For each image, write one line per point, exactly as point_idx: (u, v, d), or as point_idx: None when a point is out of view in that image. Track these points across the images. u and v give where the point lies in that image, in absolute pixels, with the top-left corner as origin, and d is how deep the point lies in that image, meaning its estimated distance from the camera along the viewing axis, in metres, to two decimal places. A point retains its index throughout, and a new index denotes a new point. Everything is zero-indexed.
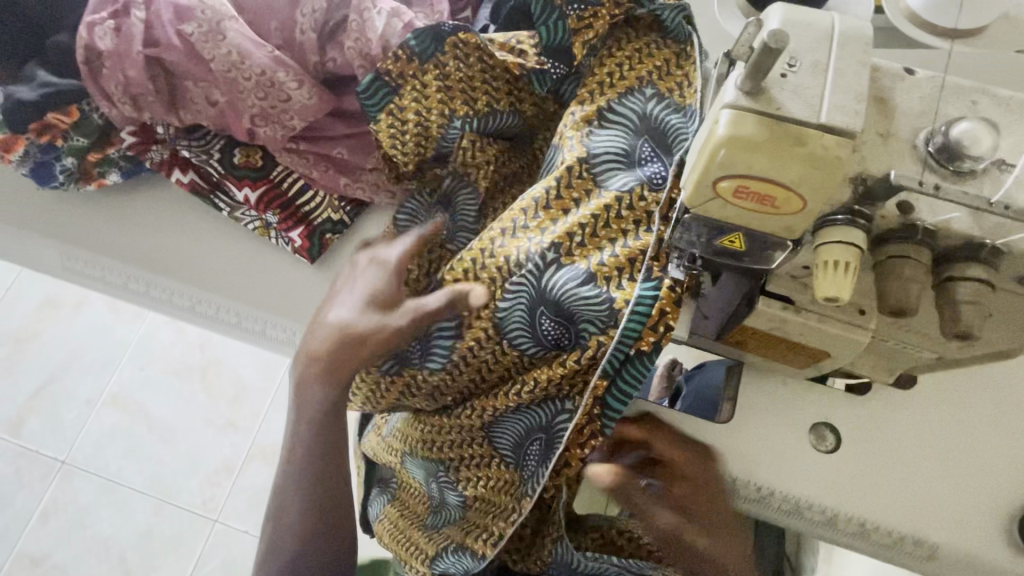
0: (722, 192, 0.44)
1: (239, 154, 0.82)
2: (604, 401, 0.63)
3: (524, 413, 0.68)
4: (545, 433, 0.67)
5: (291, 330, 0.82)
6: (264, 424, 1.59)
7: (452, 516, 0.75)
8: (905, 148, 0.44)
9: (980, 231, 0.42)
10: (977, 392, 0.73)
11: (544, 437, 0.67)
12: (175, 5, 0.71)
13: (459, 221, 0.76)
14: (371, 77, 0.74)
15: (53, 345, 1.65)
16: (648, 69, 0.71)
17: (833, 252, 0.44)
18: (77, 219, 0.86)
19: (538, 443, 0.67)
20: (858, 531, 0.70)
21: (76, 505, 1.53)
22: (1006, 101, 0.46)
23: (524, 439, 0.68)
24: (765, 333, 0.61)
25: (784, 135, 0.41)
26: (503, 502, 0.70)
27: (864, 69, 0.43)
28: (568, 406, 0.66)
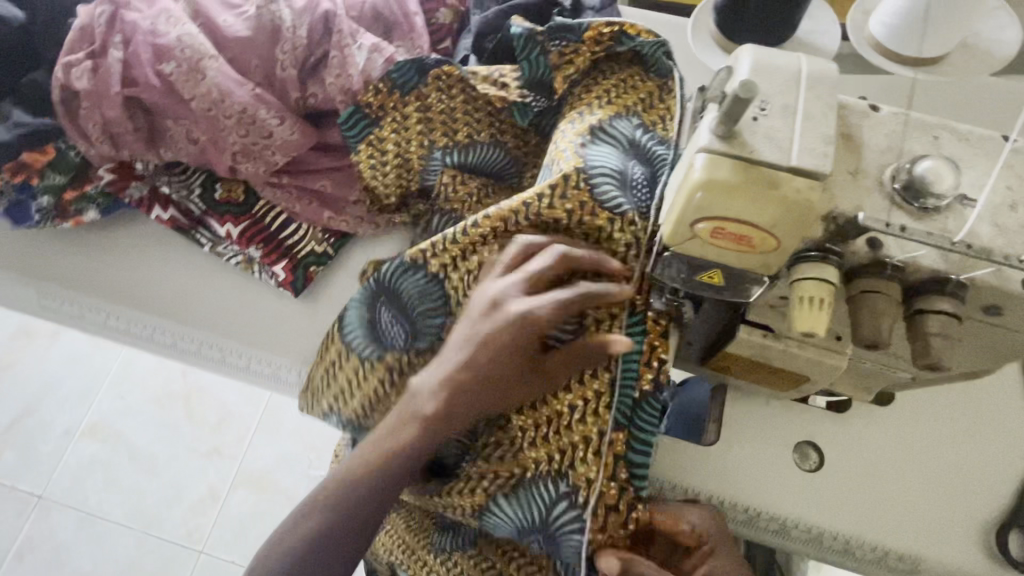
0: (700, 233, 0.45)
1: (220, 189, 0.82)
2: (628, 458, 0.63)
3: (520, 506, 0.65)
4: (542, 532, 0.65)
5: (276, 364, 0.81)
6: (250, 449, 1.56)
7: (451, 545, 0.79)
8: (873, 185, 0.46)
9: (947, 266, 0.44)
10: (952, 406, 0.76)
11: (545, 535, 0.65)
12: (154, 44, 0.71)
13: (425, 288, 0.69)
14: (352, 108, 0.75)
15: (27, 376, 1.61)
16: (634, 100, 0.71)
17: (808, 288, 0.45)
18: (56, 255, 0.85)
19: (537, 541, 0.66)
20: (843, 547, 0.71)
21: (54, 541, 1.48)
22: (965, 136, 0.48)
23: (521, 532, 0.67)
24: (748, 359, 0.62)
25: (757, 178, 0.42)
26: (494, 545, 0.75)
27: (831, 110, 0.45)
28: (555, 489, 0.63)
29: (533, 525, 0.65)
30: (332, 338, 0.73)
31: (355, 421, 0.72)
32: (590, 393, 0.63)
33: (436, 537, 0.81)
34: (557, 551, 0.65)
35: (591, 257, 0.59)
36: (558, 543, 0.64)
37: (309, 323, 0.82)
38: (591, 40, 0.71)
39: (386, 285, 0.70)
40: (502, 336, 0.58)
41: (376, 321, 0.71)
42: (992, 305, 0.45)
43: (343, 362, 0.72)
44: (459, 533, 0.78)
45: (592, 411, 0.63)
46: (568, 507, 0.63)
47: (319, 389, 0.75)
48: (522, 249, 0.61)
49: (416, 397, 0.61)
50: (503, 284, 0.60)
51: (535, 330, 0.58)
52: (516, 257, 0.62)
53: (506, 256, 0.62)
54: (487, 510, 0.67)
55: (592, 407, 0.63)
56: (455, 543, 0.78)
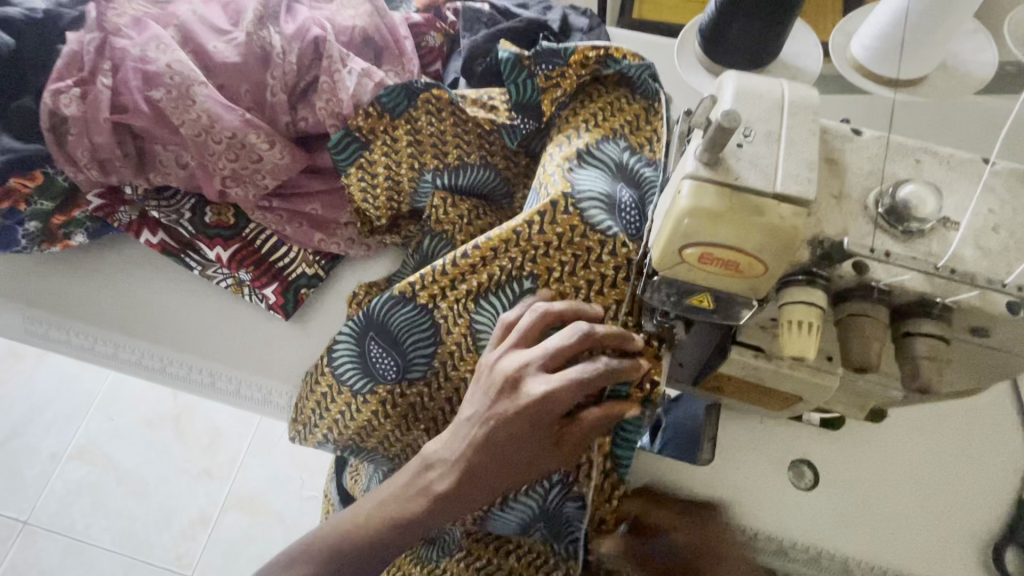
0: (688, 258, 0.45)
1: (210, 212, 0.81)
2: (613, 455, 0.67)
3: (519, 506, 0.70)
4: (546, 518, 0.71)
5: (268, 389, 0.80)
6: (241, 470, 1.54)
7: (443, 552, 0.77)
8: (857, 208, 0.47)
9: (933, 288, 0.44)
10: (943, 421, 0.76)
11: (548, 520, 0.71)
12: (143, 71, 0.70)
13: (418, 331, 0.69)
14: (342, 132, 0.75)
15: (14, 399, 1.58)
16: (621, 123, 0.72)
17: (797, 312, 0.45)
18: (45, 280, 0.84)
19: (541, 527, 0.72)
20: (842, 567, 0.71)
21: (39, 569, 1.44)
22: (946, 158, 0.49)
23: (524, 526, 0.72)
24: (738, 378, 0.62)
25: (744, 205, 0.43)
26: (488, 555, 0.75)
27: (814, 136, 0.46)
28: (557, 480, 0.69)
29: (533, 517, 0.71)
30: (323, 368, 0.72)
31: (350, 445, 0.74)
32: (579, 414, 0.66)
33: (421, 548, 0.79)
34: (561, 531, 0.72)
35: (613, 330, 0.56)
36: (562, 523, 0.71)
37: (300, 346, 0.81)
38: (578, 63, 0.72)
39: (374, 319, 0.69)
40: (524, 419, 0.54)
41: (366, 354, 0.70)
42: (977, 326, 0.45)
43: (335, 395, 0.71)
44: (446, 541, 0.78)
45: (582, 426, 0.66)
46: (564, 489, 0.69)
47: (310, 418, 0.74)
48: (540, 318, 0.58)
49: (430, 470, 0.58)
50: (522, 361, 0.56)
51: (558, 410, 0.54)
52: (531, 327, 0.58)
53: (522, 325, 0.58)
54: (488, 516, 0.71)
55: None
56: (443, 550, 0.77)
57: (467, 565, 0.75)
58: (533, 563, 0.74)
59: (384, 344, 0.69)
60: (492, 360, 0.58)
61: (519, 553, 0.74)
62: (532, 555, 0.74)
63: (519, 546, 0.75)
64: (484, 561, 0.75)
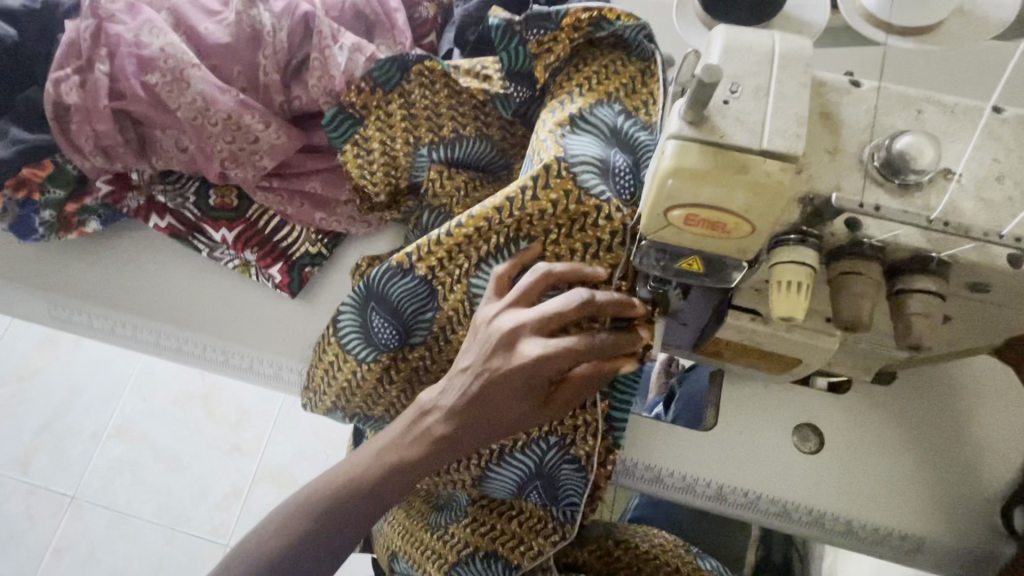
0: (674, 220, 0.45)
1: (213, 195, 0.83)
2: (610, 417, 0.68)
3: (513, 465, 0.71)
4: (541, 477, 0.71)
5: (277, 365, 0.83)
6: (269, 446, 1.61)
7: (452, 518, 0.80)
8: (851, 163, 0.45)
9: (928, 244, 0.43)
10: (954, 382, 0.74)
11: (544, 480, 0.71)
12: (138, 56, 0.72)
13: (416, 302, 0.70)
14: (335, 110, 0.75)
15: (55, 383, 1.66)
16: (616, 85, 0.70)
17: (786, 272, 0.44)
18: (64, 266, 0.87)
19: (537, 489, 0.72)
20: (844, 528, 0.71)
21: (88, 539, 1.53)
22: (949, 108, 0.47)
23: (522, 487, 0.72)
24: (737, 343, 0.62)
25: (728, 162, 0.42)
26: (493, 521, 0.76)
27: (804, 90, 0.44)
28: (553, 441, 0.69)
29: (528, 478, 0.71)
30: (328, 339, 0.74)
31: (358, 413, 0.77)
32: None
33: (432, 516, 0.82)
34: (558, 492, 0.71)
35: (615, 299, 0.57)
36: (559, 483, 0.71)
37: (305, 322, 0.83)
38: (570, 25, 0.70)
39: (374, 290, 0.70)
40: (517, 375, 0.56)
41: (368, 325, 0.71)
42: (977, 281, 0.44)
43: (341, 363, 0.73)
44: (454, 506, 0.81)
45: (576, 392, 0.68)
46: (558, 450, 0.70)
47: (319, 386, 0.76)
48: (541, 279, 0.59)
49: (431, 415, 0.60)
50: (520, 319, 0.57)
51: (552, 371, 0.56)
52: (532, 287, 0.60)
53: (522, 284, 0.60)
54: (486, 476, 0.72)
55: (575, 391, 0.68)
56: (451, 517, 0.80)
57: (472, 530, 0.77)
58: (535, 528, 0.74)
59: (385, 315, 0.70)
60: (488, 317, 0.60)
61: (522, 518, 0.75)
62: (534, 520, 0.74)
63: (520, 510, 0.76)
64: (489, 526, 0.76)
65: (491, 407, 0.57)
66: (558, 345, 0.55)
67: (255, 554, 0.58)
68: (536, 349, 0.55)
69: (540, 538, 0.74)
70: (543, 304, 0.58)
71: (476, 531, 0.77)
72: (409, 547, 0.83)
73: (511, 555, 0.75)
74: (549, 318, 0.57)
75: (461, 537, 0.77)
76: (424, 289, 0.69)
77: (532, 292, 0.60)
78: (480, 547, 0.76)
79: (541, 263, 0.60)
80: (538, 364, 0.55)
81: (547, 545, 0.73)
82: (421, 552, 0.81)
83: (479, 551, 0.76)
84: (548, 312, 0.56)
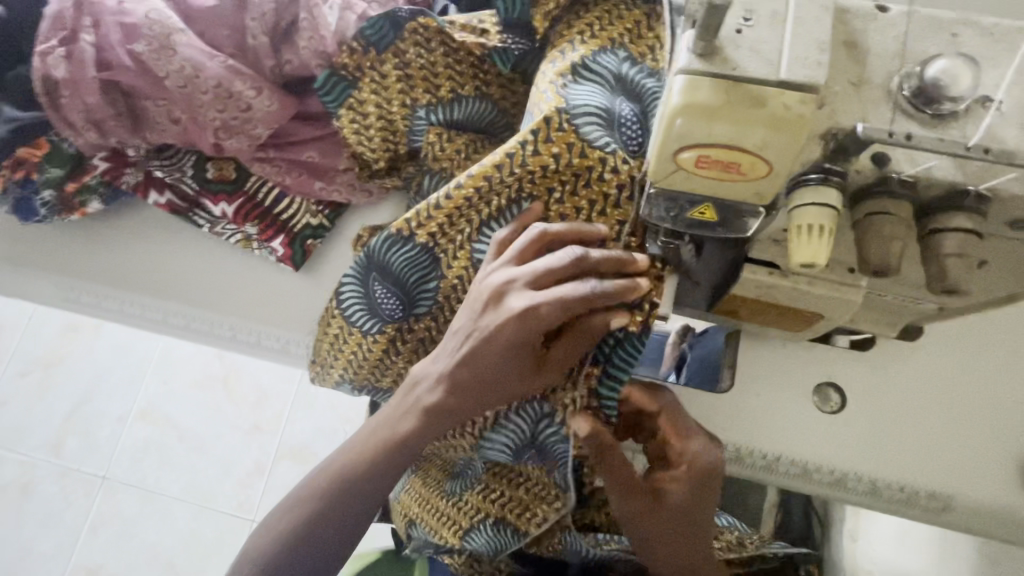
0: (684, 163, 0.42)
1: (211, 169, 0.81)
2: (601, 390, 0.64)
3: (507, 432, 0.69)
4: (536, 446, 0.68)
5: (284, 340, 0.82)
6: (289, 423, 1.63)
7: (465, 485, 0.79)
8: (878, 94, 0.41)
9: (964, 177, 0.39)
10: (980, 336, 0.71)
11: (539, 448, 0.68)
12: (122, 24, 0.70)
13: (404, 269, 0.68)
14: (327, 72, 0.72)
15: (80, 368, 1.70)
16: (621, 30, 0.66)
17: (805, 216, 0.41)
18: (69, 247, 0.86)
19: (535, 457, 0.69)
20: (868, 488, 0.69)
21: (121, 517, 1.58)
22: (987, 30, 0.43)
23: (519, 455, 0.70)
24: (754, 299, 0.59)
25: (741, 95, 0.38)
26: (504, 488, 0.75)
27: (826, 13, 0.40)
28: (546, 410, 0.67)
29: (524, 445, 0.69)
30: (332, 311, 0.72)
31: (367, 385, 0.76)
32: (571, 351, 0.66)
33: (446, 484, 0.82)
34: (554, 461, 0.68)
35: (612, 257, 0.56)
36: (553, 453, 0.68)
37: (310, 296, 0.82)
38: None
39: (375, 259, 0.68)
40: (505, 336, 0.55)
41: (371, 294, 0.69)
42: (1017, 218, 0.40)
43: (346, 334, 0.72)
44: (468, 473, 0.80)
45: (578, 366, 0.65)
46: (550, 417, 0.67)
47: (327, 359, 0.75)
48: (535, 241, 0.58)
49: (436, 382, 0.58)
50: (508, 278, 0.57)
51: (539, 329, 0.55)
52: (527, 249, 0.58)
53: (517, 245, 0.59)
54: (483, 445, 0.71)
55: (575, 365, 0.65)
56: (465, 483, 0.79)
57: (485, 496, 0.76)
58: (539, 494, 0.72)
59: (389, 284, 0.68)
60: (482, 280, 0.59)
61: (528, 485, 0.73)
62: (538, 486, 0.72)
63: (527, 478, 0.74)
64: (501, 493, 0.76)
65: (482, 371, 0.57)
66: (544, 305, 0.54)
67: (273, 525, 0.59)
68: (523, 306, 0.55)
69: (545, 504, 0.72)
70: (538, 262, 0.57)
71: (488, 500, 0.76)
72: (428, 513, 0.83)
73: (520, 523, 0.74)
74: (541, 277, 0.56)
75: (473, 503, 0.77)
76: (413, 254, 0.67)
77: (526, 253, 0.58)
78: (491, 513, 0.76)
79: (534, 225, 0.58)
80: (524, 324, 0.55)
81: (551, 510, 0.71)
82: (440, 518, 0.81)
83: (493, 517, 0.76)
84: (540, 271, 0.56)
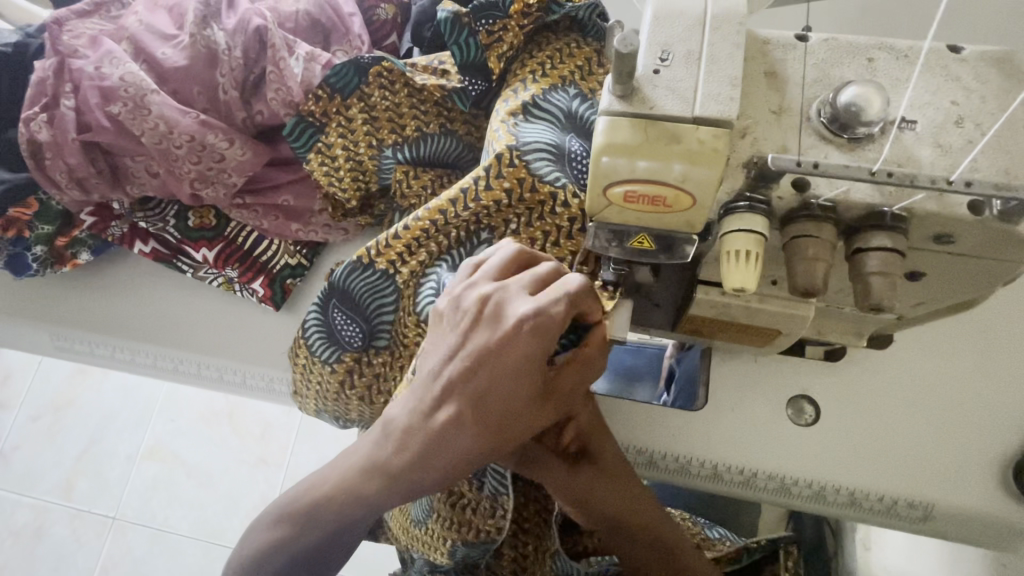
0: (614, 199, 0.43)
1: (192, 217, 0.84)
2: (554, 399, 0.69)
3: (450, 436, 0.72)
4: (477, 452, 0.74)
5: (269, 376, 0.84)
6: (293, 455, 1.64)
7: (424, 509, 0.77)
8: (797, 122, 0.43)
9: (882, 198, 0.41)
10: (952, 341, 0.71)
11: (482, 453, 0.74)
12: (100, 87, 0.74)
13: (347, 284, 0.69)
14: (296, 119, 0.75)
15: (87, 410, 1.73)
16: (570, 69, 0.69)
17: (733, 242, 0.42)
18: (61, 298, 0.89)
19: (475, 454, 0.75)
20: (848, 500, 0.69)
21: (131, 557, 1.59)
22: (902, 53, 0.45)
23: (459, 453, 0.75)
24: (712, 318, 0.60)
25: (658, 134, 0.40)
26: (462, 515, 0.73)
27: (739, 50, 0.42)
28: None
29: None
30: (299, 341, 0.74)
31: (344, 418, 0.78)
32: None
33: (414, 509, 0.79)
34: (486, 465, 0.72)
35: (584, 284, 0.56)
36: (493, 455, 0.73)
37: (292, 333, 0.84)
38: (519, 12, 0.68)
39: (336, 286, 0.70)
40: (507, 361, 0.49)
41: (331, 320, 0.71)
42: (941, 232, 0.42)
43: (313, 364, 0.73)
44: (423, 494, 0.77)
45: None
46: None
47: (302, 388, 0.77)
48: (512, 256, 0.54)
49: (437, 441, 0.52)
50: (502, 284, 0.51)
51: (543, 339, 0.49)
52: (503, 265, 0.54)
53: (494, 261, 0.54)
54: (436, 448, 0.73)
55: None
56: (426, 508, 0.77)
57: (445, 522, 0.74)
58: (483, 513, 0.72)
59: (353, 316, 0.70)
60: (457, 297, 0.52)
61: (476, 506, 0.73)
62: (482, 504, 0.73)
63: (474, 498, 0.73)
64: (454, 519, 0.73)
65: (485, 409, 0.50)
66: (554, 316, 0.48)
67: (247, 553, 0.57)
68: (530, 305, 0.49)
69: (488, 522, 0.72)
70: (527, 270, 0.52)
71: (445, 523, 0.74)
72: (415, 542, 0.80)
73: (480, 539, 0.72)
74: (537, 287, 0.52)
75: (438, 529, 0.74)
76: (365, 275, 0.69)
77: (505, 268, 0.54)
78: (454, 539, 0.73)
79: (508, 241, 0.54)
80: (526, 342, 0.49)
81: (496, 526, 0.71)
82: (423, 544, 0.78)
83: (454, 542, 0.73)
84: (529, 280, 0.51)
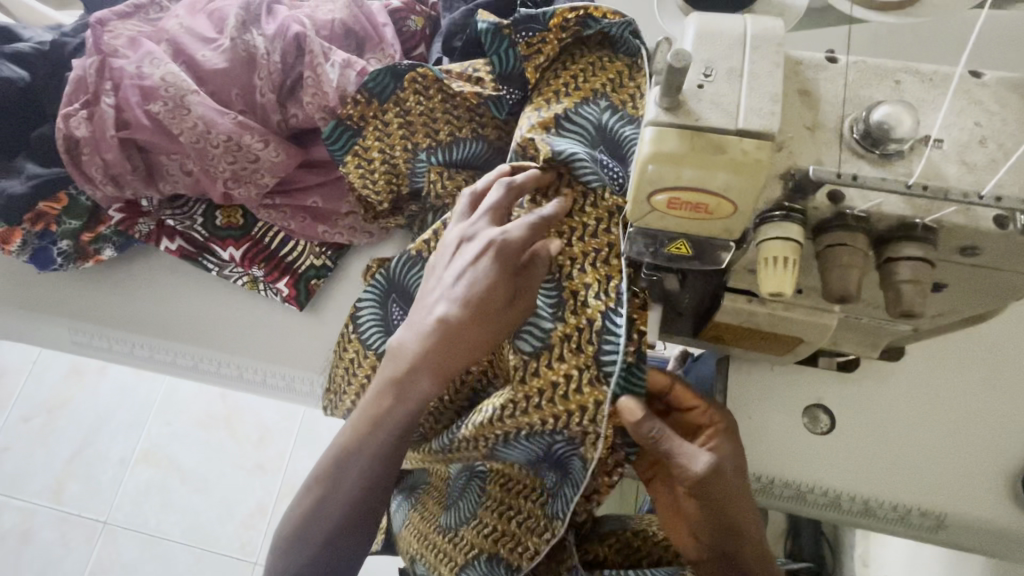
0: (657, 205, 0.46)
1: (220, 216, 0.86)
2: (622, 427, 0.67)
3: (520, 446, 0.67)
4: (548, 460, 0.69)
5: (289, 377, 0.85)
6: (291, 462, 1.63)
7: (461, 517, 0.78)
8: (831, 137, 0.46)
9: (912, 211, 0.43)
10: (963, 354, 0.74)
11: (552, 462, 0.69)
12: (141, 87, 0.75)
13: (407, 279, 0.74)
14: (334, 123, 0.77)
15: (83, 411, 1.71)
16: (601, 82, 0.72)
17: (772, 249, 0.44)
18: (81, 294, 0.90)
19: (548, 467, 0.70)
20: (863, 508, 0.70)
21: (121, 563, 1.56)
22: (927, 77, 0.48)
23: (532, 462, 0.70)
24: (736, 326, 0.61)
25: (705, 144, 0.42)
26: (507, 528, 0.74)
27: (778, 69, 0.45)
28: (558, 438, 0.65)
29: (541, 456, 0.69)
30: (348, 338, 0.76)
31: None
32: (580, 366, 0.64)
33: (442, 516, 0.81)
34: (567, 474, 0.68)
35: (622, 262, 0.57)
36: (568, 468, 0.68)
37: (314, 334, 0.85)
38: (557, 27, 0.71)
39: (394, 278, 0.75)
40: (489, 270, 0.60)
41: (388, 315, 0.75)
42: (966, 244, 0.44)
43: (361, 359, 0.74)
44: (462, 506, 0.78)
45: (586, 381, 0.64)
46: (566, 445, 0.66)
47: (340, 386, 0.77)
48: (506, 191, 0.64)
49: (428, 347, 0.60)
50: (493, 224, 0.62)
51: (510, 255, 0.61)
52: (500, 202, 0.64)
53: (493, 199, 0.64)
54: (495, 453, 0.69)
55: (586, 379, 0.64)
56: (461, 517, 0.78)
57: (480, 531, 0.75)
58: (530, 527, 0.72)
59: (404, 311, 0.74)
60: (464, 232, 0.64)
61: (520, 518, 0.73)
62: (530, 518, 0.73)
63: (520, 511, 0.74)
64: (493, 528, 0.74)
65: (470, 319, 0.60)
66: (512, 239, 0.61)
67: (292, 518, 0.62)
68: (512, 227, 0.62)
69: (534, 538, 0.71)
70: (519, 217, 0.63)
71: (481, 531, 0.75)
72: (425, 550, 0.81)
73: (514, 557, 0.72)
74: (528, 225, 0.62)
75: (469, 538, 0.76)
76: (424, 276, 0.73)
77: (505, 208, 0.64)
78: (484, 549, 0.74)
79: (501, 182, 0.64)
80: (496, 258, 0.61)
81: (542, 543, 0.70)
82: (437, 554, 0.79)
83: (484, 554, 0.74)
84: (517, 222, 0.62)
